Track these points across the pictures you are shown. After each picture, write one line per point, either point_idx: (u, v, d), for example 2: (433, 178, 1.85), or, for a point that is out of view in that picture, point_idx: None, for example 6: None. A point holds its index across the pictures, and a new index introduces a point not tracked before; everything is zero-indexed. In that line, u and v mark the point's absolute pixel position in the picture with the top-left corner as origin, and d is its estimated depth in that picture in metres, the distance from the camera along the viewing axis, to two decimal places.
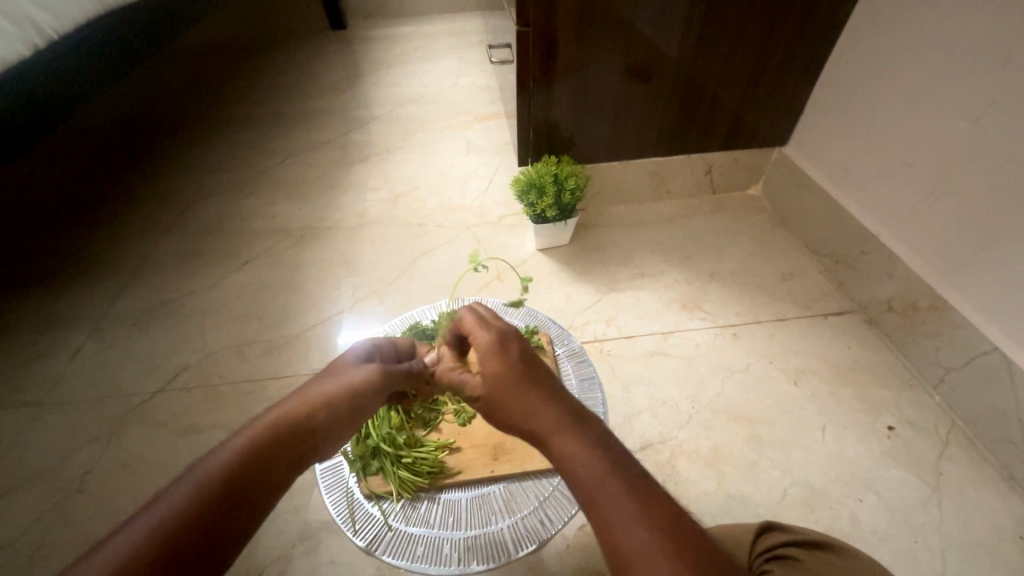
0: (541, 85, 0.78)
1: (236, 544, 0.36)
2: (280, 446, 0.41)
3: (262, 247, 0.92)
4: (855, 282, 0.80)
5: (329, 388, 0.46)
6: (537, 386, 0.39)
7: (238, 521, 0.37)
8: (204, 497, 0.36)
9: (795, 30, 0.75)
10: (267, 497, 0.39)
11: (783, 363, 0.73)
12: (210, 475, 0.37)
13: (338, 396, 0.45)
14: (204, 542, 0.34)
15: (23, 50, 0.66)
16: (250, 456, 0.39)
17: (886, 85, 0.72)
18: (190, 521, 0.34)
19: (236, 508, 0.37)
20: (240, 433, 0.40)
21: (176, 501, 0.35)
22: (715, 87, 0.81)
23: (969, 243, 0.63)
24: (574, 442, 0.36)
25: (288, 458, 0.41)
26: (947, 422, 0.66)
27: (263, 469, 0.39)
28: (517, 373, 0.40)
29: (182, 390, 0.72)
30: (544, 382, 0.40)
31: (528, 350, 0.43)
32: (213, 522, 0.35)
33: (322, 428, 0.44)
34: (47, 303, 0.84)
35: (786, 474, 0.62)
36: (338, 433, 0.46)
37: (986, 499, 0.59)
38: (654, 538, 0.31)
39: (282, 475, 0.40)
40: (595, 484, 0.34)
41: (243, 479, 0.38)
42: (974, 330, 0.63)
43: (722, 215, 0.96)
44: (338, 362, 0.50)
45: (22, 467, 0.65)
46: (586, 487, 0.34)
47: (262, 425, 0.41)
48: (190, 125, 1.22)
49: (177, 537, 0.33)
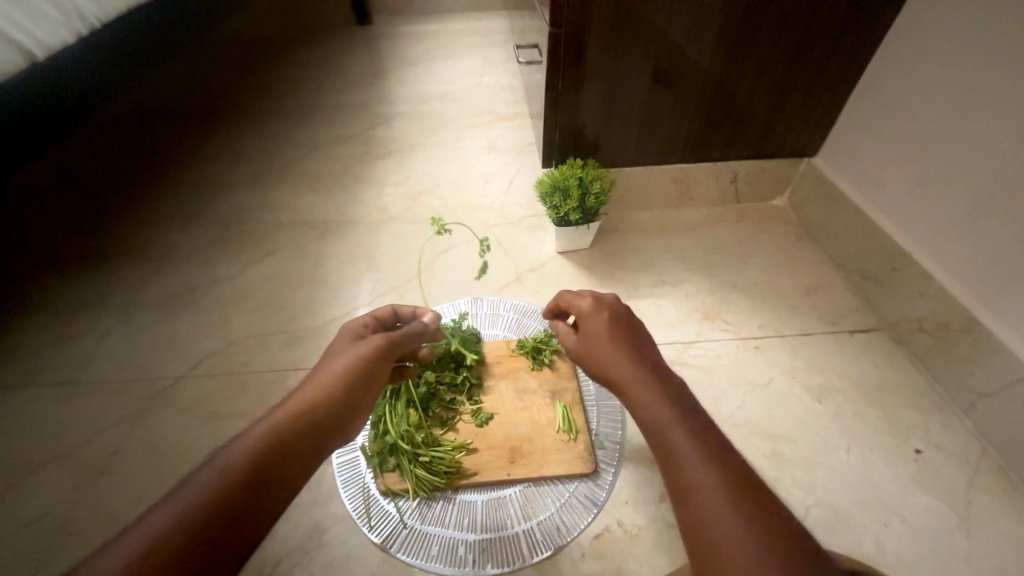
0: (570, 87, 0.78)
1: (260, 530, 0.37)
2: (299, 427, 0.43)
3: (285, 239, 0.93)
4: (884, 299, 0.78)
5: (339, 366, 0.49)
6: (629, 347, 0.49)
7: (262, 507, 0.38)
8: (228, 486, 0.37)
9: (833, 40, 0.74)
10: (288, 483, 0.40)
11: (805, 379, 0.72)
12: (234, 463, 0.38)
13: (349, 373, 0.49)
14: (230, 528, 0.35)
15: (68, 38, 0.67)
16: (273, 442, 0.41)
17: (927, 98, 0.70)
18: (216, 507, 0.35)
19: (259, 497, 0.38)
20: (264, 420, 0.43)
21: (202, 486, 0.36)
22: (746, 95, 0.80)
23: (1008, 265, 0.61)
24: (652, 393, 0.43)
25: (311, 443, 0.43)
26: (976, 448, 0.65)
27: (289, 452, 0.41)
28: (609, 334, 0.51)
29: (204, 377, 0.73)
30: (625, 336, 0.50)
31: (618, 313, 0.53)
32: (238, 510, 0.36)
33: (336, 408, 0.46)
34: (76, 285, 0.86)
35: (807, 493, 0.61)
36: (355, 404, 0.48)
37: (1015, 530, 0.58)
38: (708, 466, 0.37)
39: (307, 455, 0.42)
40: (665, 418, 0.41)
41: (267, 463, 0.39)
42: (1008, 355, 0.62)
43: (747, 225, 0.95)
44: (339, 344, 0.53)
45: (47, 447, 0.66)
46: (656, 419, 0.41)
47: (284, 414, 0.44)
48: (217, 114, 1.23)
49: (203, 527, 0.34)
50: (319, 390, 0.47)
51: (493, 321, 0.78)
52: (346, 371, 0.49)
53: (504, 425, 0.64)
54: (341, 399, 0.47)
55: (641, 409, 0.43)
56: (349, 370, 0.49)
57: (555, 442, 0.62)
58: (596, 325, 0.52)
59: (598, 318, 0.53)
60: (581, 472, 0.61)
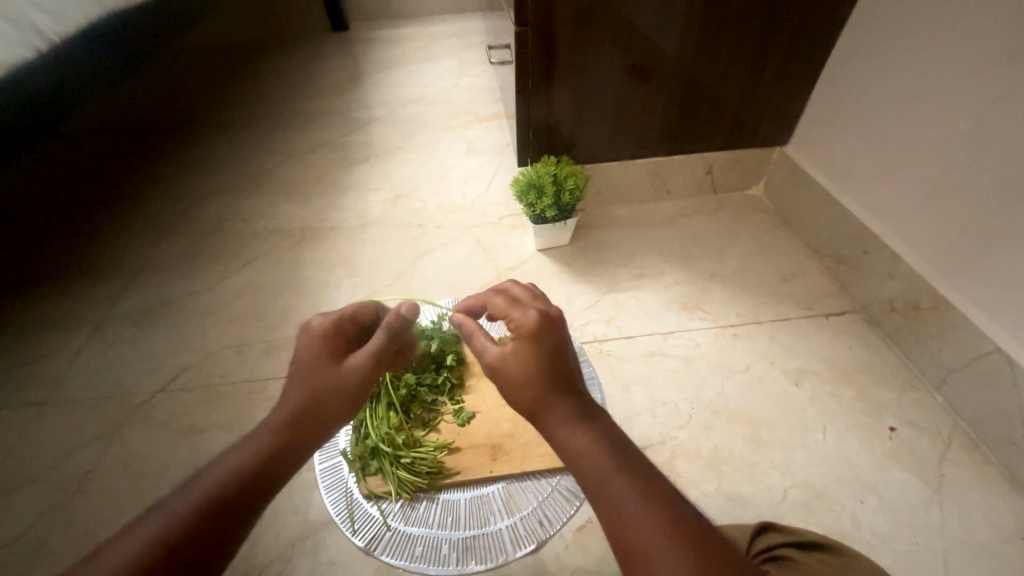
0: (541, 86, 0.79)
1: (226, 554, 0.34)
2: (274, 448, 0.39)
3: (263, 248, 0.92)
4: (857, 282, 0.80)
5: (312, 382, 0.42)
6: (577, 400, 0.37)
7: (233, 534, 0.35)
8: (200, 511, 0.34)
9: (796, 29, 0.75)
10: (263, 508, 0.37)
11: (782, 364, 0.72)
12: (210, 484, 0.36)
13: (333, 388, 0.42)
14: (197, 560, 0.33)
15: (26, 54, 0.66)
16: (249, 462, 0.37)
17: (889, 82, 0.71)
18: (185, 531, 0.33)
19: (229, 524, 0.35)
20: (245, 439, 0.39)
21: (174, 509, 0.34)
22: (716, 85, 0.80)
23: (971, 242, 0.63)
24: (626, 475, 0.33)
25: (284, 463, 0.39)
26: (948, 423, 0.66)
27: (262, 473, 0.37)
28: (540, 381, 0.38)
29: (183, 390, 0.73)
30: (566, 376, 0.38)
31: (562, 344, 0.40)
32: (208, 539, 0.34)
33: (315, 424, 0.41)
34: (50, 303, 0.85)
35: (785, 475, 0.62)
36: (338, 420, 0.42)
37: (986, 500, 0.59)
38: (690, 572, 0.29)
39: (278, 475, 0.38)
40: (635, 496, 0.32)
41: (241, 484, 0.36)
42: (976, 331, 0.63)
43: (722, 215, 0.96)
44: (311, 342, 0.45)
45: (24, 468, 0.66)
46: (623, 503, 0.32)
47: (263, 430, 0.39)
48: (192, 126, 1.22)
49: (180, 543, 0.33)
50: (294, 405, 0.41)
51: None
52: (320, 385, 0.42)
53: (486, 423, 0.64)
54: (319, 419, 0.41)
55: (609, 483, 0.33)
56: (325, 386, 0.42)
57: (536, 437, 0.63)
58: (528, 357, 0.39)
59: (526, 348, 0.39)
60: (563, 466, 0.61)
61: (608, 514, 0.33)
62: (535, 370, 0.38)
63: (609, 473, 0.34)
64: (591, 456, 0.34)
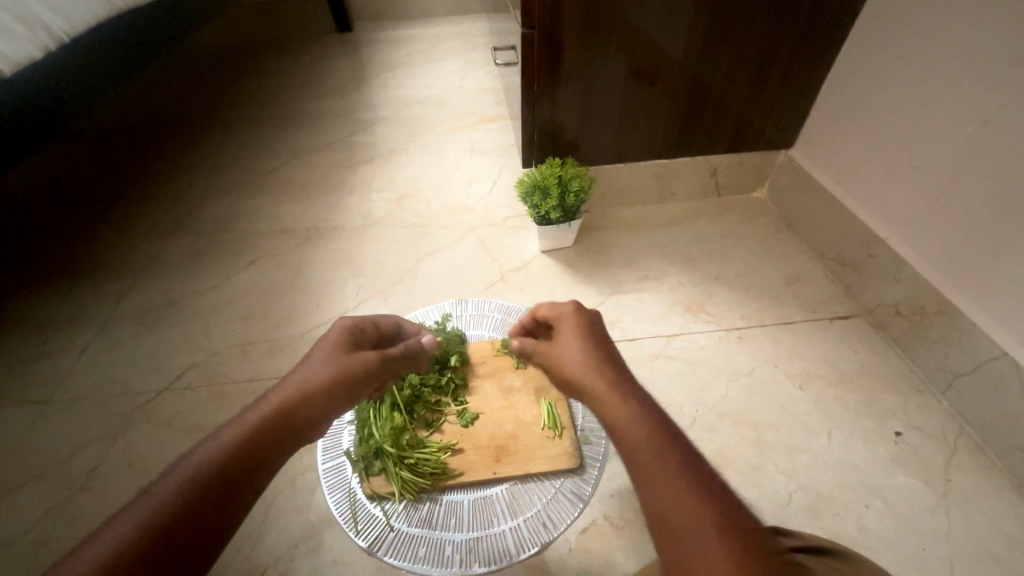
0: (546, 87, 0.78)
1: (234, 515, 0.35)
2: (271, 431, 0.39)
3: (268, 248, 0.93)
4: (861, 285, 0.79)
5: (317, 372, 0.43)
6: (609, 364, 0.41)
7: (236, 500, 0.35)
8: (182, 502, 0.33)
9: (802, 31, 0.75)
10: (263, 479, 0.37)
11: (787, 367, 0.72)
12: (193, 473, 0.34)
13: (333, 380, 0.43)
14: (202, 519, 0.33)
15: (37, 53, 0.67)
16: (252, 435, 0.38)
17: (895, 86, 0.71)
18: (194, 496, 0.33)
19: (219, 511, 0.34)
20: (246, 412, 0.39)
21: (180, 480, 0.34)
22: (721, 87, 0.80)
23: (978, 247, 0.62)
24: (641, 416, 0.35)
25: (281, 435, 0.39)
26: (954, 428, 0.66)
27: (265, 444, 0.38)
28: (590, 347, 0.43)
29: (186, 389, 0.73)
30: (602, 349, 0.43)
31: (597, 327, 0.46)
32: (194, 530, 0.32)
33: (315, 410, 0.41)
34: (54, 302, 0.85)
35: (790, 479, 0.62)
36: (329, 408, 0.43)
37: (992, 506, 0.59)
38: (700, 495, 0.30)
39: (277, 442, 0.39)
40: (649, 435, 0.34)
41: (245, 458, 0.36)
42: (982, 336, 0.63)
43: (726, 217, 0.96)
44: (324, 339, 0.47)
45: (27, 466, 0.66)
46: (638, 440, 0.34)
47: (264, 408, 0.40)
48: (197, 125, 1.23)
49: (188, 506, 0.33)
50: (291, 393, 0.41)
51: (477, 321, 0.78)
52: (326, 375, 0.43)
53: (490, 424, 0.64)
54: (316, 403, 0.42)
55: (628, 427, 0.35)
56: (323, 377, 0.43)
57: (540, 439, 0.62)
58: (571, 334, 0.45)
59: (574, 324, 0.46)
60: (567, 468, 0.60)
61: (626, 452, 0.34)
62: (587, 336, 0.44)
63: (627, 416, 0.35)
64: (615, 406, 0.36)
